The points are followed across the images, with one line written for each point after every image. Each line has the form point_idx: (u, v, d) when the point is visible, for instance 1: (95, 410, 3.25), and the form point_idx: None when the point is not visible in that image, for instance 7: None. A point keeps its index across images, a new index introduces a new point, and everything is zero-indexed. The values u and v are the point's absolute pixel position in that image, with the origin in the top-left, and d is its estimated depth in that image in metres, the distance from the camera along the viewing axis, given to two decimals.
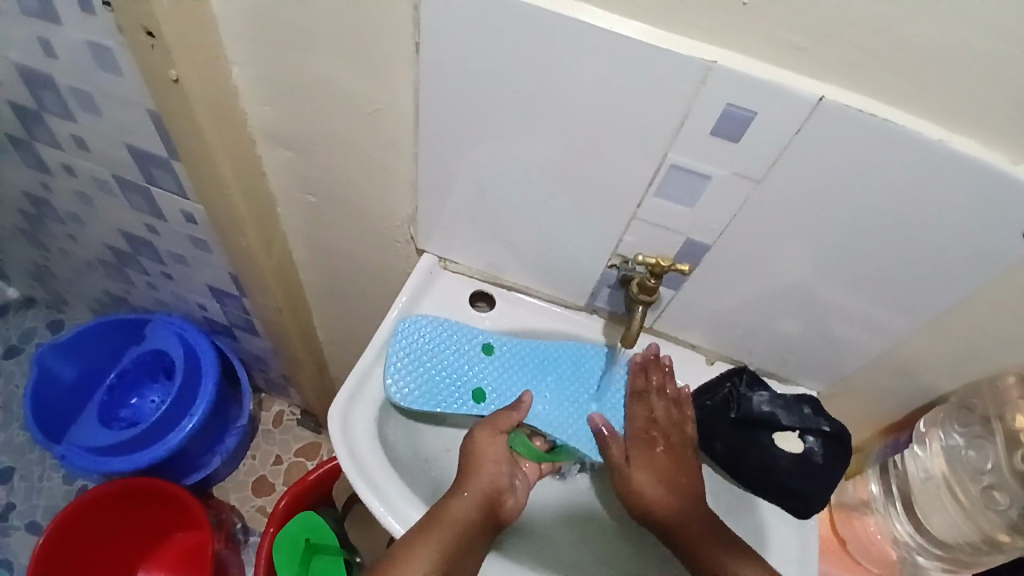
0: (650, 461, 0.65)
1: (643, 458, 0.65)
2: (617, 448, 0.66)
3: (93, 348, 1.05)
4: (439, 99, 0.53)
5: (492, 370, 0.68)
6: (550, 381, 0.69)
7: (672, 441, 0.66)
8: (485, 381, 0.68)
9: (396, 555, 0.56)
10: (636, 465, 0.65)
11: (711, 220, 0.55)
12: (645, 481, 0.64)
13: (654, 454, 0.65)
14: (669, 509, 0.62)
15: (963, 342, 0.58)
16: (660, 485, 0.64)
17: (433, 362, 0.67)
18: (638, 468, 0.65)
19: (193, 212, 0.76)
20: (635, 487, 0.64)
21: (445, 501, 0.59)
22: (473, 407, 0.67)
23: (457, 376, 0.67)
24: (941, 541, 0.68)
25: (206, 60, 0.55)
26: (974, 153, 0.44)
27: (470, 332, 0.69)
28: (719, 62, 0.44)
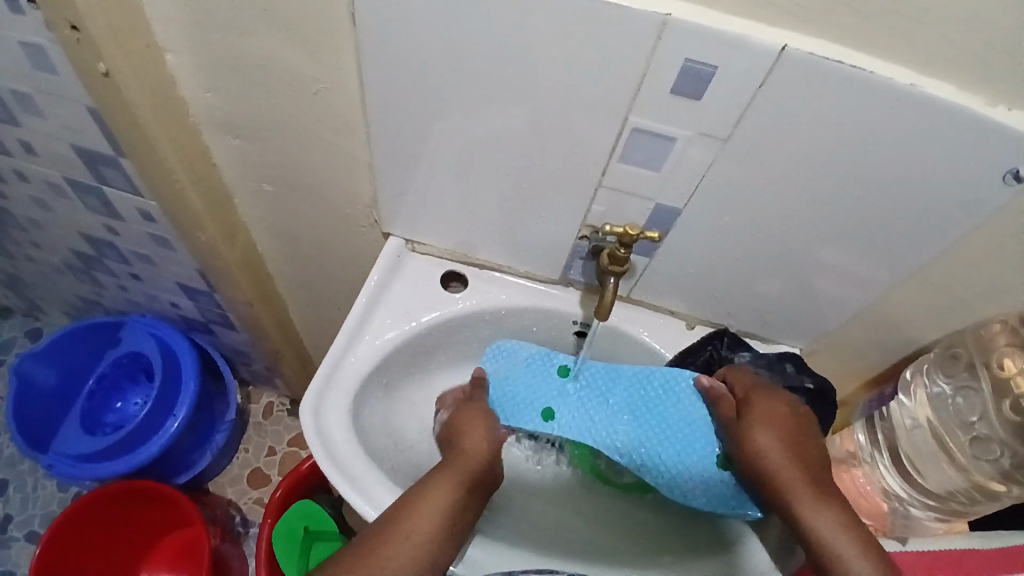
0: (770, 411, 0.60)
1: (765, 417, 0.59)
2: (730, 403, 0.62)
3: (71, 352, 1.03)
4: (385, 74, 0.50)
5: (564, 392, 0.67)
6: (632, 403, 0.66)
7: (795, 408, 0.61)
8: (558, 403, 0.66)
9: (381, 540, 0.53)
10: (753, 415, 0.60)
11: (681, 182, 0.53)
12: (767, 441, 0.58)
13: (773, 407, 0.60)
14: (788, 469, 0.57)
15: (945, 291, 0.57)
16: (783, 443, 0.58)
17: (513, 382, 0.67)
18: (756, 421, 0.59)
19: (149, 210, 0.73)
20: (753, 443, 0.59)
21: (428, 479, 0.58)
22: (540, 425, 0.65)
23: (535, 394, 0.67)
24: (934, 492, 0.64)
25: (140, 50, 0.52)
26: (947, 97, 0.42)
27: (557, 356, 0.69)
28: (674, 15, 0.41)
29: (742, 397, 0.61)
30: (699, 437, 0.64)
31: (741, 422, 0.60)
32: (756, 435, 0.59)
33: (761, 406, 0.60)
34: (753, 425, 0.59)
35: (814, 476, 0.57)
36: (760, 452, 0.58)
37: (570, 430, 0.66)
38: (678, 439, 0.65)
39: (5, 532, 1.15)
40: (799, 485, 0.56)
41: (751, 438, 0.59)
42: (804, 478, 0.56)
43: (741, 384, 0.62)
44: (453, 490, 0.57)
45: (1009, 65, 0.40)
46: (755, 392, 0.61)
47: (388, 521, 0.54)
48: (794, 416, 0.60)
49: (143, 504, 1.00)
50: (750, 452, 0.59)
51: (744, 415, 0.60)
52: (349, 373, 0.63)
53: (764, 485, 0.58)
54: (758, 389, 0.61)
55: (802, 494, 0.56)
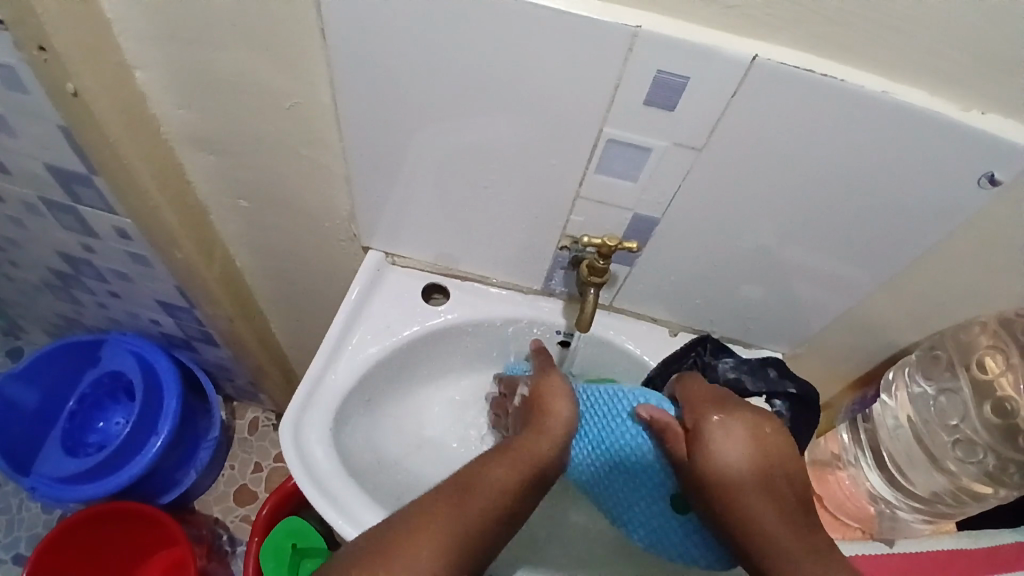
0: (729, 440, 0.53)
1: (722, 449, 0.53)
2: (679, 437, 0.55)
3: (52, 372, 1.01)
4: (357, 89, 0.50)
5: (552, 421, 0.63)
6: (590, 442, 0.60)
7: (757, 428, 0.54)
8: None
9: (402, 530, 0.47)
10: (709, 446, 0.53)
11: (657, 192, 0.53)
12: (726, 472, 0.53)
13: (732, 434, 0.54)
14: (751, 498, 0.52)
15: (924, 294, 0.57)
16: (745, 471, 0.53)
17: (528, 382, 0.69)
18: (712, 454, 0.53)
19: (124, 227, 0.71)
20: (710, 477, 0.53)
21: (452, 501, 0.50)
22: None
23: None
24: (919, 495, 0.64)
25: (108, 67, 0.51)
26: (917, 103, 0.42)
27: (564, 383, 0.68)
28: (644, 27, 0.41)
29: (693, 427, 0.55)
30: (649, 479, 0.58)
31: (692, 461, 0.54)
32: (709, 473, 0.53)
33: (715, 435, 0.54)
34: (710, 460, 0.53)
35: (781, 508, 0.52)
36: (719, 487, 0.52)
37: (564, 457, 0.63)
38: (626, 481, 0.59)
39: None
40: (763, 521, 0.51)
41: (709, 475, 0.53)
42: (768, 513, 0.52)
43: (695, 409, 0.56)
44: (518, 479, 0.53)
45: (976, 70, 0.40)
46: (704, 420, 0.55)
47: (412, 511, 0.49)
48: (758, 440, 0.54)
49: (139, 528, 1.00)
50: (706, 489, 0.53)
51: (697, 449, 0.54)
52: (330, 390, 0.62)
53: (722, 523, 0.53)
54: (712, 417, 0.54)
55: (767, 530, 0.51)
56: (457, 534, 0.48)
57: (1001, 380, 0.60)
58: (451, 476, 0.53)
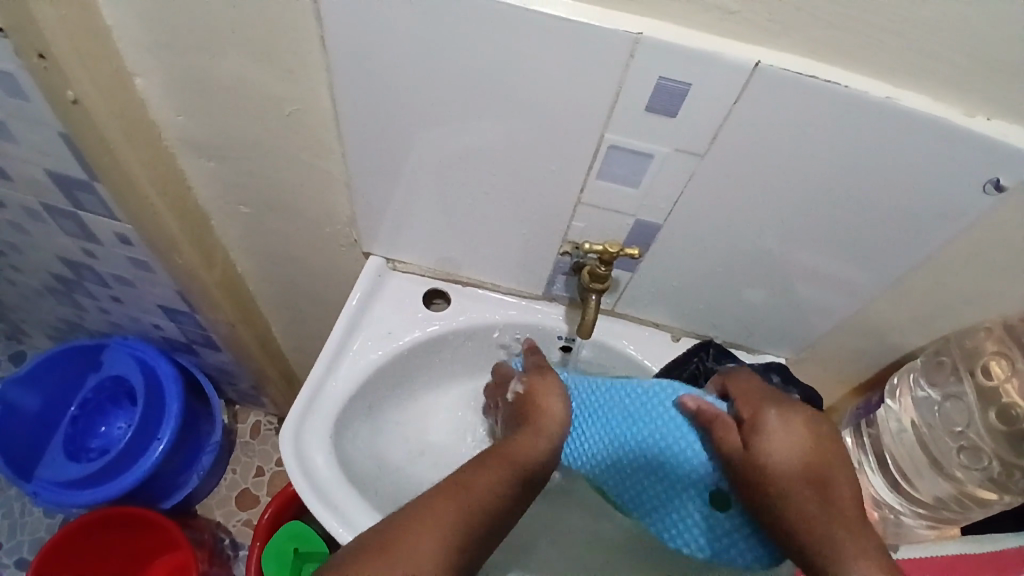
0: (789, 432, 0.53)
1: (783, 439, 0.52)
2: (731, 428, 0.55)
3: (54, 377, 1.01)
4: (357, 96, 0.49)
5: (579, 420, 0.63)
6: (630, 437, 0.60)
7: (812, 421, 0.54)
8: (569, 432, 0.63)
9: (400, 524, 0.44)
10: (769, 434, 0.52)
11: (659, 198, 0.52)
12: (786, 462, 0.51)
13: (791, 424, 0.53)
14: (807, 489, 0.50)
15: (928, 300, 0.57)
16: (802, 461, 0.51)
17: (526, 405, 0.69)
18: (773, 442, 0.52)
19: (125, 233, 0.71)
20: (768, 465, 0.51)
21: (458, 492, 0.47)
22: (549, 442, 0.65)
23: None
24: (923, 500, 0.64)
25: (107, 75, 0.51)
26: (920, 108, 0.42)
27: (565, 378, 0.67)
28: (645, 33, 0.40)
29: (749, 418, 0.55)
30: (690, 475, 0.58)
31: (748, 451, 0.53)
32: (764, 462, 0.52)
33: (774, 424, 0.53)
34: (769, 448, 0.52)
35: (836, 504, 0.50)
36: (776, 476, 0.51)
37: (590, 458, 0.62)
38: (667, 475, 0.59)
39: None
40: (819, 516, 0.49)
41: (768, 464, 0.51)
42: (824, 508, 0.50)
43: (749, 401, 0.56)
44: (508, 478, 0.50)
45: (981, 76, 0.40)
46: (763, 411, 0.54)
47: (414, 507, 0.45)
48: (817, 433, 0.53)
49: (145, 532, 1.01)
50: (760, 480, 0.51)
51: (756, 438, 0.53)
52: (330, 398, 0.62)
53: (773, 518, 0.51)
54: (772, 407, 0.54)
55: (820, 527, 0.49)
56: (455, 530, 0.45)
57: (1007, 386, 0.59)
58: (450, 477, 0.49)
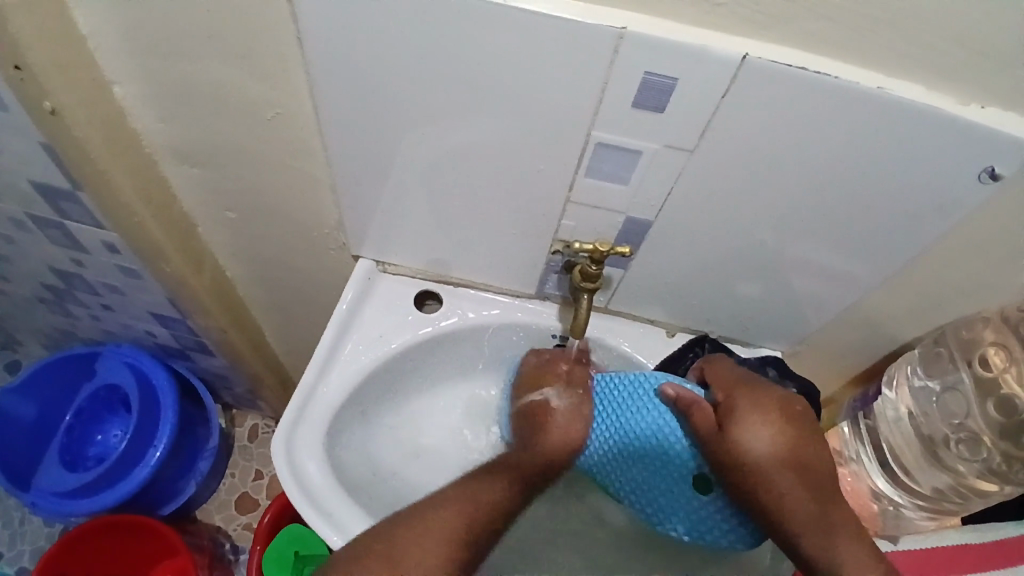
0: (762, 417, 0.55)
1: (757, 421, 0.55)
2: (708, 414, 0.56)
3: (48, 386, 1.01)
4: (339, 97, 0.48)
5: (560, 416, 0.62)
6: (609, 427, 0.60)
7: (783, 404, 0.56)
8: None
9: (391, 534, 0.51)
10: (742, 419, 0.55)
11: (649, 195, 0.52)
12: (761, 444, 0.54)
13: (764, 405, 0.56)
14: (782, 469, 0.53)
15: (924, 290, 0.56)
16: (777, 442, 0.54)
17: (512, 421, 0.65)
18: (749, 426, 0.54)
19: (112, 242, 0.70)
20: (744, 447, 0.54)
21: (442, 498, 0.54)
22: None
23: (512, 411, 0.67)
24: (923, 493, 0.64)
25: (84, 83, 0.50)
26: (913, 98, 0.41)
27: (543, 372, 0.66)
28: (630, 28, 0.39)
29: (723, 402, 0.56)
30: (671, 462, 0.59)
31: (727, 439, 0.54)
32: (739, 445, 0.54)
33: (748, 408, 0.55)
34: (745, 431, 0.54)
35: (809, 485, 0.53)
36: (756, 464, 0.53)
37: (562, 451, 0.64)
38: (648, 461, 0.59)
39: None
40: (793, 497, 0.53)
41: (749, 451, 0.54)
42: (796, 490, 0.53)
43: (720, 387, 0.58)
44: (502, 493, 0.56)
45: (974, 63, 0.39)
46: (736, 395, 0.56)
47: (421, 503, 0.54)
48: (786, 413, 0.56)
49: (156, 542, 1.00)
50: (741, 470, 0.54)
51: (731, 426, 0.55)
52: (322, 404, 0.62)
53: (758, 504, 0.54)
54: (744, 392, 0.56)
55: (798, 511, 0.53)
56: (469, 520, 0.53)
57: (1005, 376, 0.60)
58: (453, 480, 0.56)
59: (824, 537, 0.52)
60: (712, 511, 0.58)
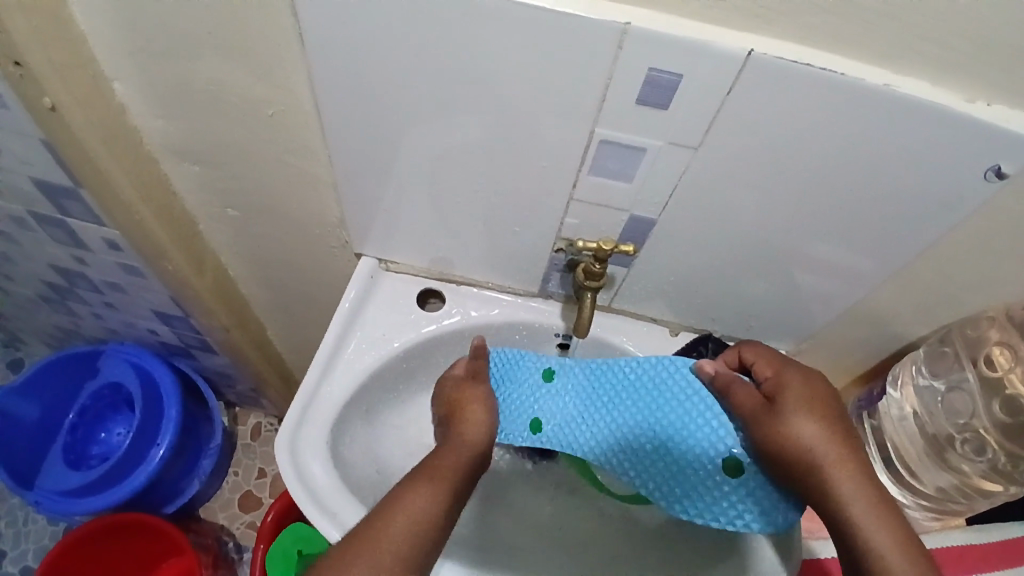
0: (811, 398, 0.52)
1: (807, 406, 0.51)
2: (751, 395, 0.54)
3: (51, 385, 1.01)
4: (341, 93, 0.48)
5: (556, 401, 0.62)
6: (632, 403, 0.59)
7: (830, 392, 0.53)
8: (546, 413, 0.61)
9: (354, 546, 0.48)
10: (790, 403, 0.51)
11: (653, 193, 0.51)
12: (812, 432, 0.50)
13: (813, 391, 0.52)
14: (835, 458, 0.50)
15: (931, 288, 0.55)
16: (828, 430, 0.50)
17: (507, 412, 0.62)
18: (797, 410, 0.51)
19: (114, 240, 0.70)
20: (794, 434, 0.50)
21: (395, 505, 0.50)
22: (530, 439, 0.61)
23: (516, 404, 0.62)
24: (929, 493, 0.64)
25: (84, 81, 0.50)
26: (920, 95, 0.40)
27: (533, 357, 0.63)
28: (634, 24, 0.39)
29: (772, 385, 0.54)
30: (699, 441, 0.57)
31: (771, 418, 0.51)
32: (787, 432, 0.50)
33: (798, 392, 0.52)
34: (794, 415, 0.51)
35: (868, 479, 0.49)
36: (798, 445, 0.50)
37: (559, 442, 0.61)
38: (680, 443, 0.57)
39: None
40: (851, 492, 0.48)
41: (793, 432, 0.50)
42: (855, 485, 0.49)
43: (766, 367, 0.55)
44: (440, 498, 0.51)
45: (982, 59, 0.38)
46: (783, 379, 0.53)
47: (381, 506, 0.50)
48: (834, 402, 0.52)
49: (158, 538, 1.00)
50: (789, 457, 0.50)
51: (778, 403, 0.52)
52: (326, 403, 0.61)
53: (803, 486, 0.51)
54: (791, 374, 0.53)
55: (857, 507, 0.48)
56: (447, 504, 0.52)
57: (1010, 376, 0.59)
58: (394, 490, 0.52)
59: (876, 532, 0.47)
60: (740, 495, 0.56)
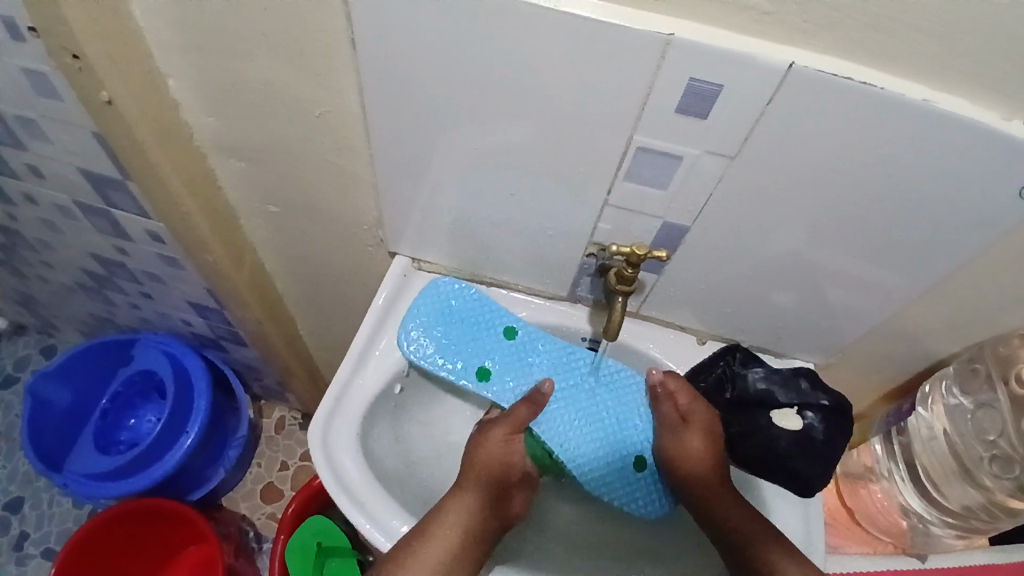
0: (709, 425, 0.64)
1: (702, 426, 0.64)
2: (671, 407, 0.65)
3: (84, 370, 1.03)
4: (387, 95, 0.49)
5: (510, 364, 0.68)
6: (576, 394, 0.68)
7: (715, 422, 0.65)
8: (496, 365, 0.68)
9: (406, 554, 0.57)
10: (693, 424, 0.64)
11: (689, 200, 0.52)
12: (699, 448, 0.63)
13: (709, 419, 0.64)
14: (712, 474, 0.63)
15: (964, 305, 0.56)
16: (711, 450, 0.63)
17: (448, 345, 0.67)
18: (694, 429, 0.64)
19: (156, 232, 0.72)
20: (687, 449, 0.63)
21: (438, 524, 0.59)
22: (473, 382, 0.67)
23: (472, 350, 0.67)
24: (954, 511, 0.67)
25: (140, 77, 0.52)
26: (961, 112, 0.41)
27: (500, 314, 0.68)
28: (677, 34, 0.40)
29: (686, 406, 0.65)
30: (622, 433, 0.67)
31: (675, 433, 0.64)
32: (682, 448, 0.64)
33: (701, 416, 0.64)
34: (690, 431, 0.64)
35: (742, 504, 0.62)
36: (687, 460, 0.63)
37: (501, 393, 0.67)
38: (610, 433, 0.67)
39: (21, 549, 1.16)
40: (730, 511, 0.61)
41: (684, 447, 0.64)
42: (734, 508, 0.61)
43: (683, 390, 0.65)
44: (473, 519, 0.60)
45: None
46: (693, 403, 0.65)
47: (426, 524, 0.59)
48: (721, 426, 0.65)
49: (175, 530, 1.03)
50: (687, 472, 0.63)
51: (682, 421, 0.65)
52: (357, 395, 0.63)
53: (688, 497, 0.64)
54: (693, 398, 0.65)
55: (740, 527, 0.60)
56: (467, 521, 0.60)
57: None
58: (433, 511, 0.60)
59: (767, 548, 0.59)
60: (638, 483, 0.67)
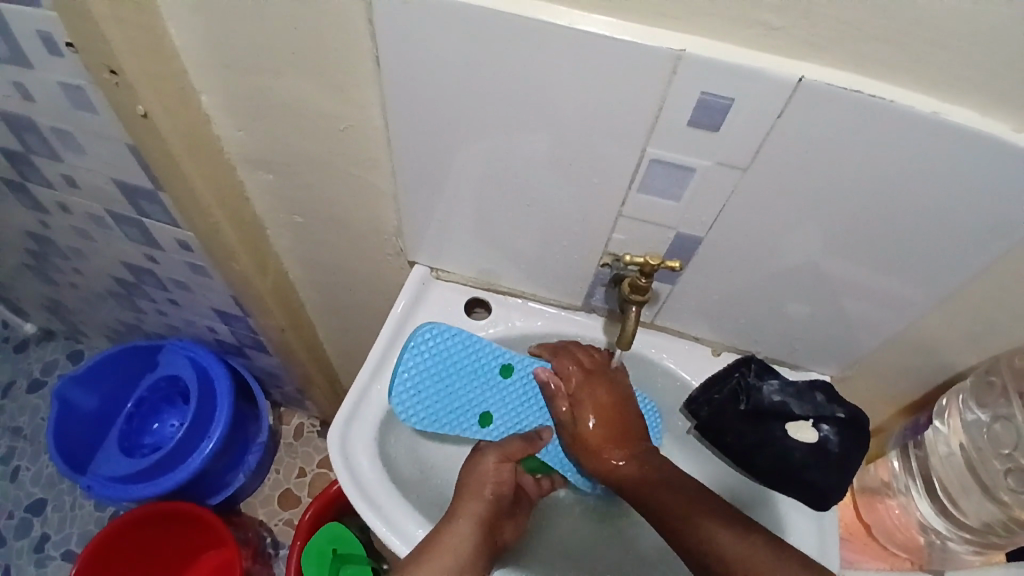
0: (602, 403, 0.64)
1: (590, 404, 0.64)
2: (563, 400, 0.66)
3: (111, 375, 1.06)
4: (407, 109, 0.51)
5: (503, 400, 0.68)
6: (506, 404, 0.69)
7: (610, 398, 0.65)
8: (492, 407, 0.68)
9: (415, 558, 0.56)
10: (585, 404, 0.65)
11: (702, 212, 0.53)
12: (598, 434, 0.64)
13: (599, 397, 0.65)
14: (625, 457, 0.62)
15: (980, 318, 0.56)
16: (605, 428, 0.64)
17: (450, 402, 0.66)
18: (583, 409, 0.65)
19: (182, 240, 0.74)
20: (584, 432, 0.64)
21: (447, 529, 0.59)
22: (479, 431, 0.68)
23: (466, 400, 0.67)
24: (973, 527, 0.67)
25: (172, 91, 0.54)
26: (974, 126, 0.41)
27: (489, 354, 0.67)
28: (687, 50, 0.41)
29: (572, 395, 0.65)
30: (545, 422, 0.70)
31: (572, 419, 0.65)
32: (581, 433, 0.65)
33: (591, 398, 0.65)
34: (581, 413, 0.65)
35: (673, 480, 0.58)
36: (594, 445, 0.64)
37: (505, 429, 0.69)
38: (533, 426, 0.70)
39: (42, 551, 1.19)
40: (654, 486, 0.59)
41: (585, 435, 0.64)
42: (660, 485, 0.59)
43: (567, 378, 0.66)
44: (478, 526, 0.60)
45: None
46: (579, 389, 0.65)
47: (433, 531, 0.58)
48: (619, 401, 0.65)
49: (192, 536, 1.05)
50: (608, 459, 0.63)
51: (573, 418, 0.65)
52: (375, 402, 0.64)
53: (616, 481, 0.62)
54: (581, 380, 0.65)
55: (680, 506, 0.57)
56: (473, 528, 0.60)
57: None
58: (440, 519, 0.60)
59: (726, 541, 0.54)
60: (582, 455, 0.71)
